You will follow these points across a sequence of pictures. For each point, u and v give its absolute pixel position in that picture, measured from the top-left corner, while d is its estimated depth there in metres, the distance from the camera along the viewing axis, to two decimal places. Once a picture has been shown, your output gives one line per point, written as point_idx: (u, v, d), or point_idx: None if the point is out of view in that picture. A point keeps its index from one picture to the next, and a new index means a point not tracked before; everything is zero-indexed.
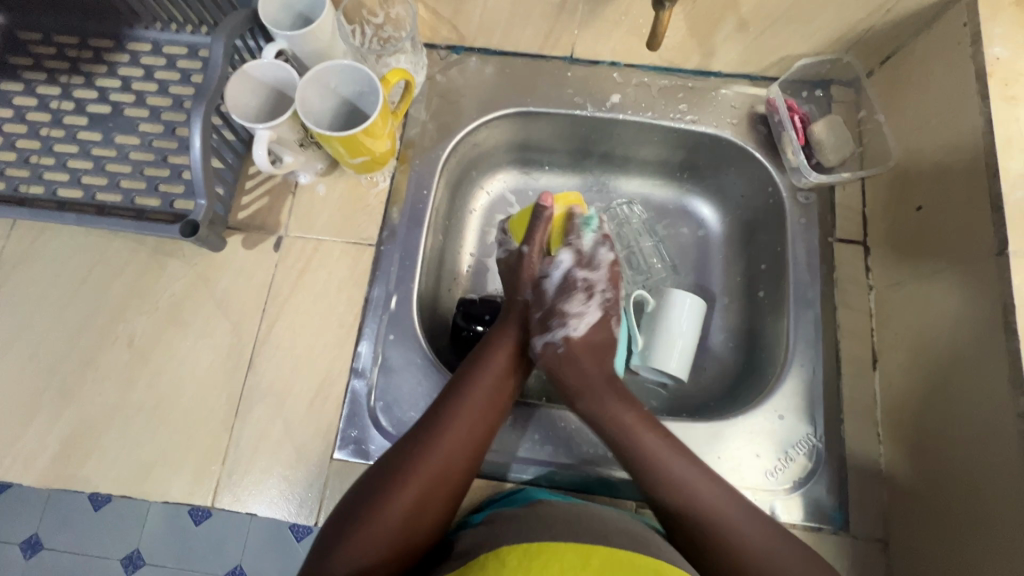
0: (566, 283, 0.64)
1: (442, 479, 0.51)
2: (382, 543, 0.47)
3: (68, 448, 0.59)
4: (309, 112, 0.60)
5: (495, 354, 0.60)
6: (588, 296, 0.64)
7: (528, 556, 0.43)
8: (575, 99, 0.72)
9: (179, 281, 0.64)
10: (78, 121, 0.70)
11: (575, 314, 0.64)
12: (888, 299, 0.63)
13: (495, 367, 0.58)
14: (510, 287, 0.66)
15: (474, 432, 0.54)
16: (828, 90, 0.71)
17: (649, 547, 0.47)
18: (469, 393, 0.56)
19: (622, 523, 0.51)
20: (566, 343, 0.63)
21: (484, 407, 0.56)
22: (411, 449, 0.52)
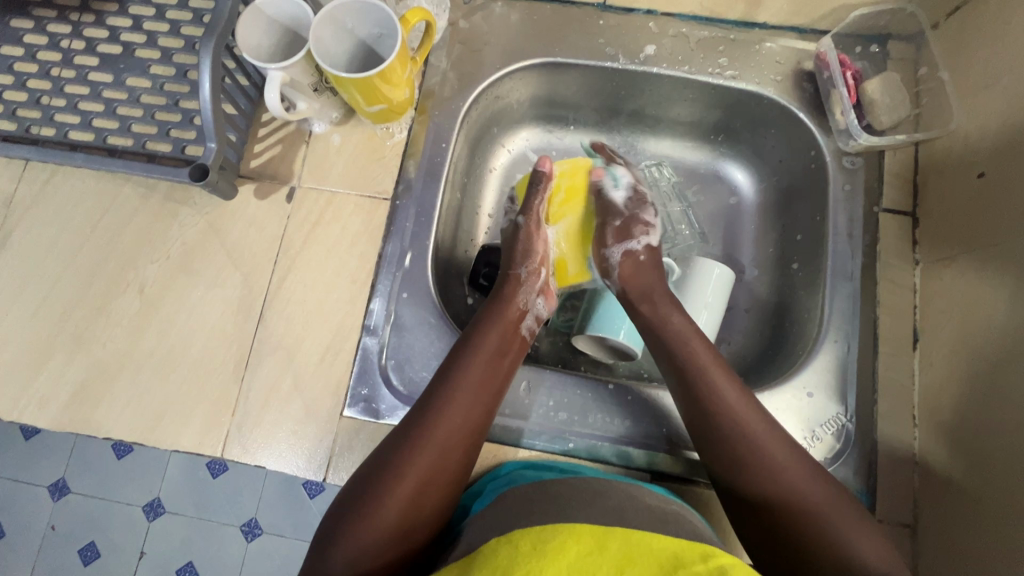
0: (636, 194, 0.65)
1: (438, 470, 0.49)
2: (383, 537, 0.45)
3: (81, 392, 0.59)
4: (324, 53, 0.57)
5: (487, 335, 0.56)
6: (653, 209, 0.66)
7: (542, 540, 0.40)
8: (606, 50, 0.67)
9: (191, 230, 0.63)
10: (89, 61, 0.67)
11: (649, 224, 0.65)
12: (934, 276, 0.59)
13: (489, 350, 0.55)
14: (506, 261, 0.63)
15: (469, 418, 0.52)
16: (885, 46, 0.65)
17: (668, 525, 0.45)
18: (462, 378, 0.53)
19: (639, 499, 0.49)
20: (647, 252, 0.63)
21: (477, 393, 0.53)
22: (405, 440, 0.50)
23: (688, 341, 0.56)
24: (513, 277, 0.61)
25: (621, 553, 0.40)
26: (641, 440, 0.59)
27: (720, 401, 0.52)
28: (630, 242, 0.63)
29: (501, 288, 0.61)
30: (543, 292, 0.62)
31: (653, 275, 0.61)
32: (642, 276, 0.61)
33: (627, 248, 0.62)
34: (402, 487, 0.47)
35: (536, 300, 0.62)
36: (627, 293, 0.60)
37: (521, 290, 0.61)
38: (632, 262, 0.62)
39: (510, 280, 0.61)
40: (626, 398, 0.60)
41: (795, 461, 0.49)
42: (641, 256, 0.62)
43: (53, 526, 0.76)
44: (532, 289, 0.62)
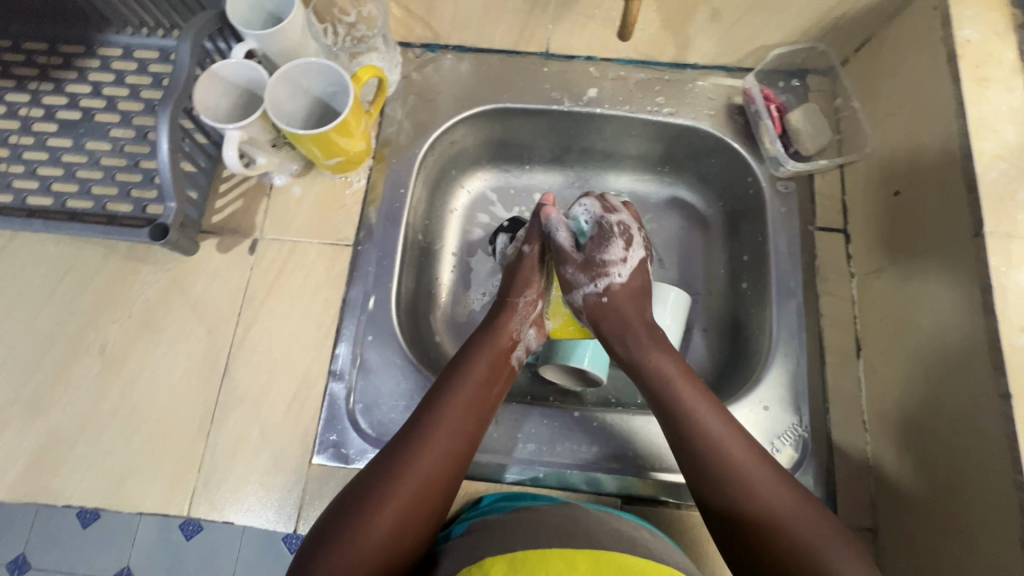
0: (600, 230, 0.62)
1: (418, 496, 0.49)
2: (359, 566, 0.45)
3: (39, 460, 0.58)
4: (278, 111, 0.59)
5: (476, 361, 0.57)
6: (627, 241, 0.63)
7: (513, 568, 0.42)
8: (552, 94, 0.71)
9: (153, 286, 0.63)
10: (48, 128, 0.69)
11: (617, 260, 0.61)
12: (868, 287, 0.62)
13: (476, 378, 0.56)
14: (506, 288, 0.64)
15: (453, 444, 0.52)
16: (805, 80, 0.71)
17: (636, 546, 0.47)
18: (449, 403, 0.54)
19: (608, 523, 0.50)
20: (609, 294, 0.61)
21: (461, 419, 0.54)
22: (388, 463, 0.50)
23: (670, 380, 0.56)
24: (509, 304, 0.62)
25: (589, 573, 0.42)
26: (608, 466, 0.60)
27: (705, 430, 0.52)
28: (590, 283, 0.60)
29: (496, 315, 0.63)
30: (535, 324, 0.64)
31: (631, 312, 0.60)
32: (621, 309, 0.60)
33: (586, 289, 0.61)
34: (384, 510, 0.47)
35: (528, 330, 0.63)
36: (606, 332, 0.60)
37: (513, 319, 0.62)
38: (595, 303, 0.61)
39: (506, 308, 0.62)
40: (592, 424, 0.61)
41: (787, 486, 0.50)
42: (604, 298, 0.60)
43: None
44: (524, 319, 0.63)
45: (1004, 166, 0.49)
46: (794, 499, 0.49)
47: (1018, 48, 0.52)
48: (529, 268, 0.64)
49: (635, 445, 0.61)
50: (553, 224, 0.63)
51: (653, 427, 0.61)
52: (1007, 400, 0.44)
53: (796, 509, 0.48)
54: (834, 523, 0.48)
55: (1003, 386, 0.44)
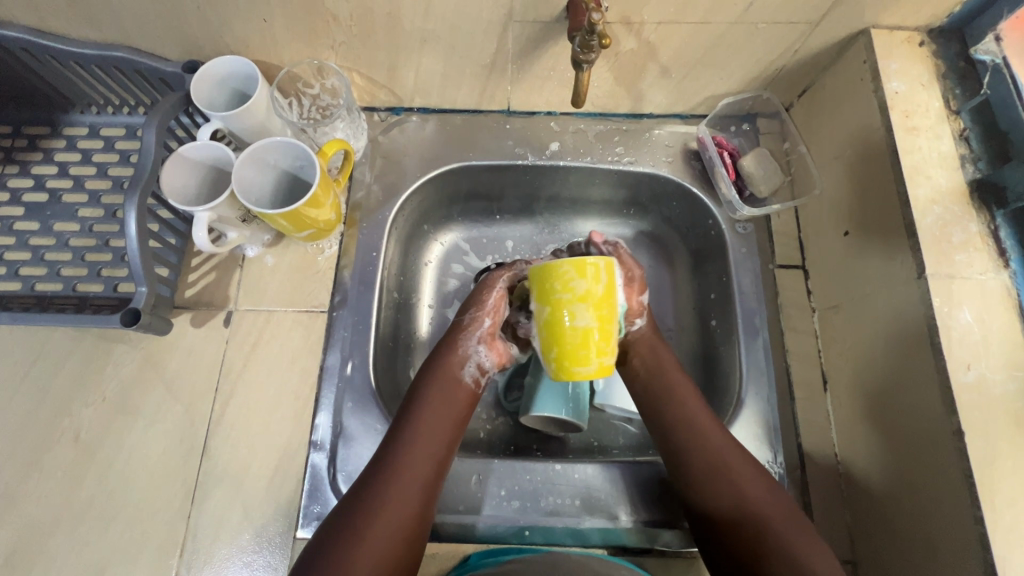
0: None
1: (408, 517, 0.50)
2: None
3: (13, 557, 0.56)
4: (247, 190, 0.60)
5: (450, 382, 0.59)
6: None
7: None
8: (515, 150, 0.74)
9: (127, 366, 0.63)
10: (14, 211, 0.69)
11: None
12: (828, 321, 0.65)
13: (443, 399, 0.57)
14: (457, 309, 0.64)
15: (426, 458, 0.54)
16: (755, 123, 0.74)
17: None
18: (417, 424, 0.55)
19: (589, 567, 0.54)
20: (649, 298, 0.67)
21: (448, 435, 0.56)
22: (372, 490, 0.51)
23: (659, 360, 0.62)
24: (456, 325, 0.62)
25: None
26: (592, 520, 0.60)
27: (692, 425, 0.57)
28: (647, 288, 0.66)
29: (445, 338, 0.62)
30: (485, 341, 0.60)
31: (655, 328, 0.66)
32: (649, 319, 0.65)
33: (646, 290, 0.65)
34: (377, 535, 0.48)
35: (477, 347, 0.60)
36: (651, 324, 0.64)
37: (461, 337, 0.61)
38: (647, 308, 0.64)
39: (453, 328, 0.62)
40: (574, 477, 0.62)
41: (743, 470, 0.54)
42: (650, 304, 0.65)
43: None
44: (472, 337, 0.60)
45: (938, 210, 0.52)
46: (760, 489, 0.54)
47: (942, 97, 0.56)
48: (486, 285, 0.63)
49: (617, 495, 0.61)
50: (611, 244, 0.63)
51: (634, 473, 0.62)
52: (961, 436, 0.46)
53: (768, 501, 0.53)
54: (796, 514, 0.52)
55: (956, 423, 0.47)
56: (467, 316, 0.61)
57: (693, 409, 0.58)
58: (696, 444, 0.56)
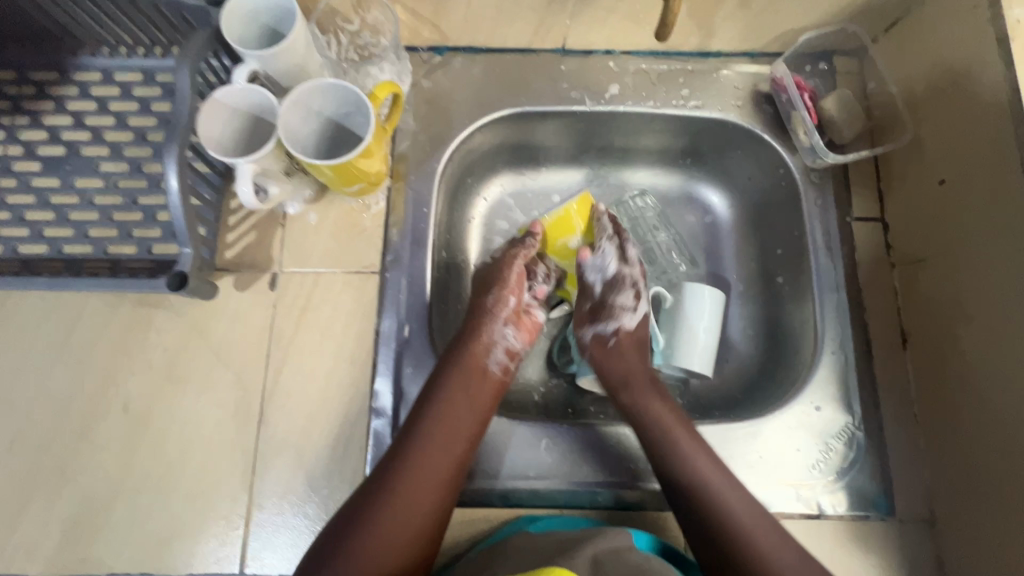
0: (617, 277, 0.64)
1: (405, 522, 0.50)
2: None
3: (75, 529, 0.55)
4: (293, 139, 0.55)
5: (448, 383, 0.56)
6: (636, 292, 0.64)
7: None
8: (571, 93, 0.68)
9: (171, 333, 0.59)
10: (31, 167, 0.63)
11: (626, 308, 0.64)
12: (912, 275, 0.62)
13: (454, 402, 0.56)
14: (476, 292, 0.65)
15: (434, 475, 0.52)
16: (832, 61, 0.68)
17: None
18: (422, 439, 0.53)
19: (626, 555, 0.48)
20: (618, 334, 0.63)
21: (444, 438, 0.54)
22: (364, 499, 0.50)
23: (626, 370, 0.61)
24: (479, 307, 0.63)
25: None
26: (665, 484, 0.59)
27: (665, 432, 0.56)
28: (603, 324, 0.64)
29: (469, 320, 0.63)
30: (511, 321, 0.63)
31: (631, 359, 0.63)
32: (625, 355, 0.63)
33: (596, 328, 0.64)
34: (363, 544, 0.48)
35: (505, 330, 0.62)
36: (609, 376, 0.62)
37: (485, 321, 0.62)
38: (600, 344, 0.64)
39: (476, 310, 0.63)
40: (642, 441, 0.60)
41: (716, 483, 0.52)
42: (610, 339, 0.63)
43: None
44: (497, 322, 0.62)
45: None
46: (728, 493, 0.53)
47: None
48: (505, 262, 0.64)
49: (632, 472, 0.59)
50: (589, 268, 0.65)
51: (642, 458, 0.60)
52: None
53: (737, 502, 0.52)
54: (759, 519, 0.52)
55: None
56: (491, 297, 0.63)
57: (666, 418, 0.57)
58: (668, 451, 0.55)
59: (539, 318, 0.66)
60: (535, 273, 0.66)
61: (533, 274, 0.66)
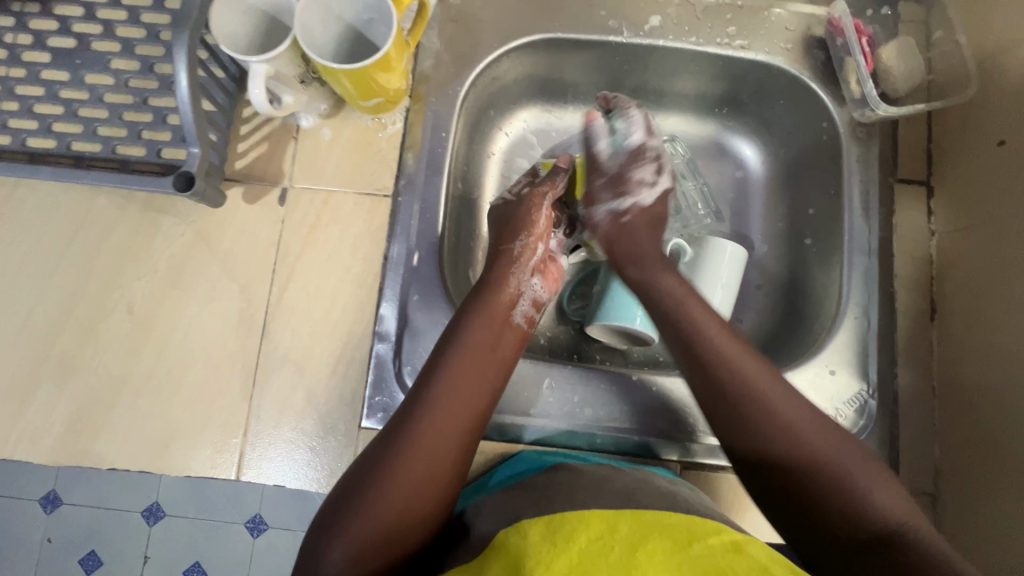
0: (636, 149, 0.59)
1: (431, 467, 0.46)
2: (377, 536, 0.43)
3: (77, 424, 0.55)
4: (310, 39, 0.52)
5: (476, 325, 0.53)
6: (658, 167, 0.59)
7: (551, 529, 0.40)
8: (608, 23, 0.63)
9: (178, 241, 0.58)
10: (40, 58, 0.61)
11: (644, 183, 0.58)
12: (951, 244, 0.58)
13: (477, 342, 0.52)
14: (499, 236, 0.60)
15: (459, 423, 0.48)
16: (896, 8, 0.62)
17: (681, 503, 0.45)
18: (448, 379, 0.50)
19: (661, 484, 0.49)
20: (631, 212, 0.58)
21: (474, 380, 0.50)
22: (391, 440, 0.47)
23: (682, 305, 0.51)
24: (505, 254, 0.58)
25: (629, 536, 0.39)
26: (668, 431, 0.58)
27: (738, 386, 0.47)
28: (614, 199, 0.58)
29: (492, 269, 0.58)
30: (538, 271, 0.59)
31: (644, 236, 0.57)
32: (636, 234, 0.57)
33: (609, 204, 0.58)
34: (392, 485, 0.44)
35: (530, 280, 0.58)
36: (620, 252, 0.56)
37: (512, 270, 0.57)
38: (616, 221, 0.58)
39: (501, 257, 0.58)
40: (650, 391, 0.59)
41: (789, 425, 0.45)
42: (625, 216, 0.57)
43: (48, 538, 0.71)
44: (523, 270, 0.57)
45: None
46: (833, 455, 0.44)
47: None
48: (531, 204, 0.59)
49: (653, 414, 0.58)
50: (599, 136, 0.60)
51: (665, 404, 0.59)
52: None
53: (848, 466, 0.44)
54: (888, 486, 0.43)
55: None
56: (518, 243, 0.58)
57: (739, 368, 0.48)
58: (747, 406, 0.46)
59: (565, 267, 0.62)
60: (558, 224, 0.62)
61: (557, 223, 0.62)
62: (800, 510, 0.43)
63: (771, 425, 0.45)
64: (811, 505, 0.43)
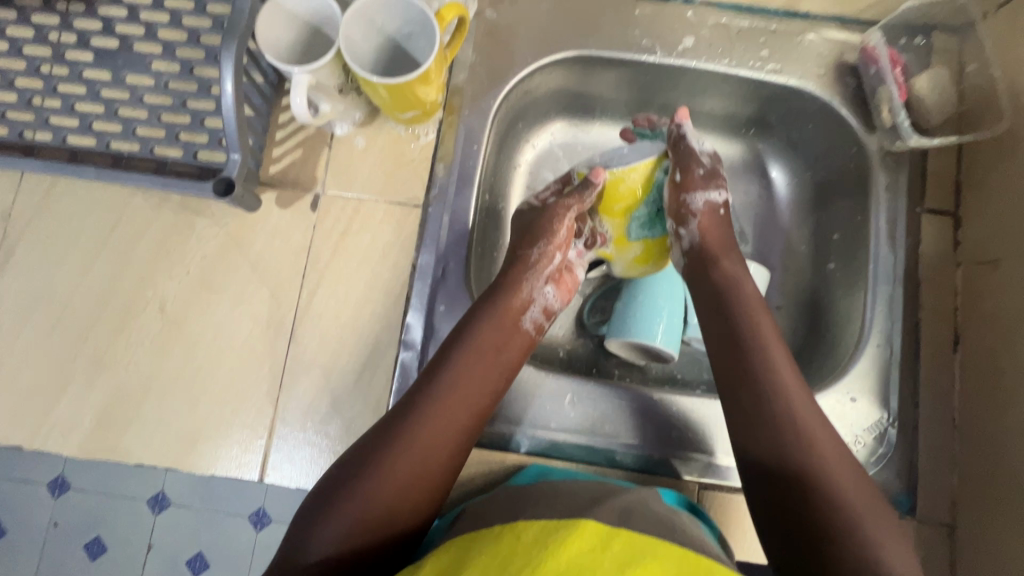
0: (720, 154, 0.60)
1: (428, 459, 0.47)
2: (367, 517, 0.44)
3: (106, 418, 0.56)
4: (353, 53, 0.53)
5: (486, 325, 0.54)
6: None
7: (546, 534, 0.40)
8: (642, 42, 0.64)
9: (211, 242, 0.59)
10: (83, 57, 0.62)
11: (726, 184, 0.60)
12: (976, 276, 0.58)
13: (485, 343, 0.53)
14: (520, 240, 0.59)
15: (460, 420, 0.50)
16: (930, 38, 0.63)
17: (674, 531, 0.45)
18: (455, 377, 0.51)
19: (656, 507, 0.48)
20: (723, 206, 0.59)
21: (479, 380, 0.52)
22: (395, 427, 0.48)
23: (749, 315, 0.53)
24: (522, 258, 0.58)
25: (620, 556, 0.39)
26: (686, 450, 0.59)
27: (775, 399, 0.49)
28: (713, 192, 0.57)
29: (508, 271, 0.58)
30: (553, 279, 0.58)
31: (727, 233, 0.58)
32: (716, 235, 0.57)
33: (709, 195, 0.57)
34: (389, 470, 0.46)
35: (543, 288, 0.58)
36: (709, 247, 0.56)
37: (527, 275, 0.57)
38: (712, 212, 0.57)
39: (518, 262, 0.58)
40: (670, 410, 0.59)
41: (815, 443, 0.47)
42: (719, 210, 0.58)
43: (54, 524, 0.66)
44: (538, 277, 0.57)
45: None
46: (845, 486, 0.45)
47: None
48: (554, 214, 0.58)
49: (675, 433, 0.59)
50: (690, 134, 0.58)
51: (688, 424, 0.59)
52: None
53: (855, 501, 0.45)
54: (888, 525, 0.44)
55: None
56: (536, 249, 0.58)
57: (783, 382, 0.49)
58: (778, 422, 0.48)
59: (581, 277, 0.61)
60: (582, 233, 0.60)
61: (578, 233, 0.60)
62: (799, 531, 0.44)
63: (794, 445, 0.47)
64: (811, 529, 0.44)
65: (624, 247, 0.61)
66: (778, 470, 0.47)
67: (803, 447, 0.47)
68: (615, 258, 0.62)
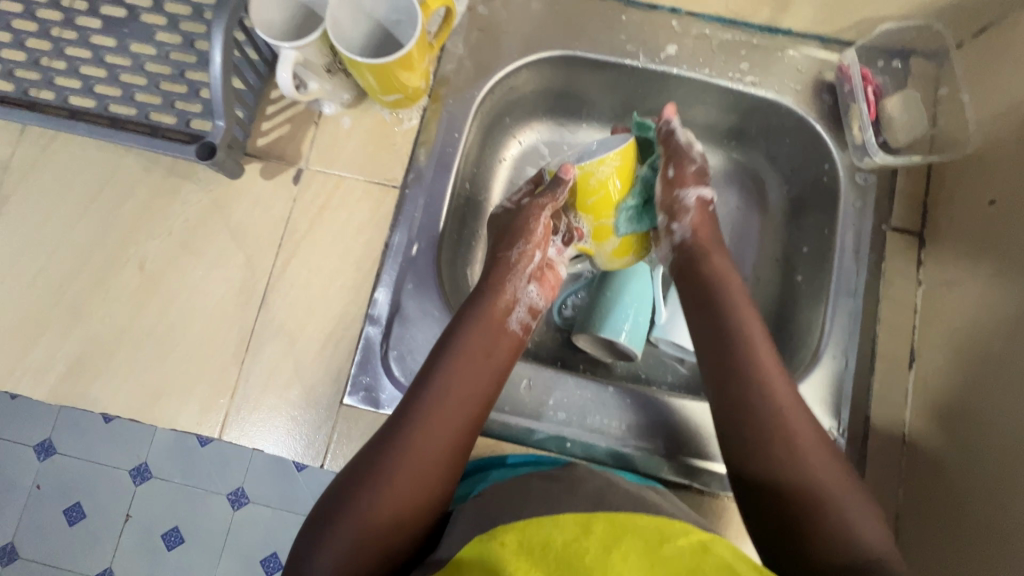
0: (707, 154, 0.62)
1: (422, 469, 0.47)
2: (368, 537, 0.44)
3: (77, 367, 0.58)
4: (340, 35, 0.55)
5: (473, 331, 0.55)
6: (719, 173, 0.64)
7: (527, 532, 0.41)
8: (627, 47, 0.66)
9: (193, 207, 0.62)
10: (91, 24, 0.65)
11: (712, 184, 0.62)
12: (935, 295, 0.59)
13: (473, 348, 0.54)
14: (500, 243, 0.60)
15: (451, 426, 0.50)
16: (908, 62, 0.64)
17: (650, 506, 0.46)
18: (444, 384, 0.52)
19: (628, 487, 0.49)
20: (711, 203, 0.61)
21: (468, 386, 0.52)
22: (387, 442, 0.48)
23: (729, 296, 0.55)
24: (503, 260, 0.59)
25: (604, 535, 0.40)
26: (637, 444, 0.59)
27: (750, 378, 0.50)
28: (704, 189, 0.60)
29: (490, 274, 0.59)
30: (536, 277, 0.60)
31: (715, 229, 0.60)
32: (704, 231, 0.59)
33: (699, 191, 0.59)
34: (385, 487, 0.46)
35: (526, 289, 0.59)
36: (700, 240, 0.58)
37: (510, 277, 0.59)
38: (703, 208, 0.59)
39: (500, 264, 0.59)
40: (624, 403, 0.60)
41: (796, 447, 0.47)
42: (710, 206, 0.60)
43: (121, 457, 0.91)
44: (521, 277, 0.59)
45: None
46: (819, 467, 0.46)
47: None
48: (530, 213, 0.59)
49: (627, 426, 0.60)
50: (679, 130, 0.61)
51: (643, 420, 0.60)
52: None
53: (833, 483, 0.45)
54: (868, 510, 0.45)
55: None
56: (518, 250, 0.59)
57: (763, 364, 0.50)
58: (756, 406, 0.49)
59: (562, 274, 0.63)
60: (558, 230, 0.62)
61: (555, 230, 0.61)
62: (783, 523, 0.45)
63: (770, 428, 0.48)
64: (793, 517, 0.45)
65: (601, 241, 0.60)
66: (757, 455, 0.47)
67: (787, 455, 0.47)
68: (595, 252, 0.62)
